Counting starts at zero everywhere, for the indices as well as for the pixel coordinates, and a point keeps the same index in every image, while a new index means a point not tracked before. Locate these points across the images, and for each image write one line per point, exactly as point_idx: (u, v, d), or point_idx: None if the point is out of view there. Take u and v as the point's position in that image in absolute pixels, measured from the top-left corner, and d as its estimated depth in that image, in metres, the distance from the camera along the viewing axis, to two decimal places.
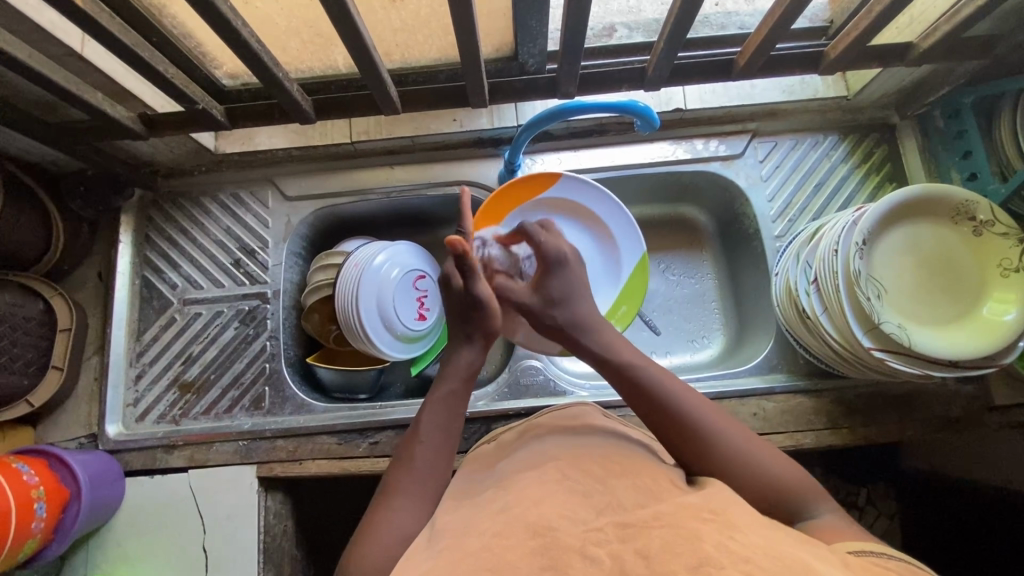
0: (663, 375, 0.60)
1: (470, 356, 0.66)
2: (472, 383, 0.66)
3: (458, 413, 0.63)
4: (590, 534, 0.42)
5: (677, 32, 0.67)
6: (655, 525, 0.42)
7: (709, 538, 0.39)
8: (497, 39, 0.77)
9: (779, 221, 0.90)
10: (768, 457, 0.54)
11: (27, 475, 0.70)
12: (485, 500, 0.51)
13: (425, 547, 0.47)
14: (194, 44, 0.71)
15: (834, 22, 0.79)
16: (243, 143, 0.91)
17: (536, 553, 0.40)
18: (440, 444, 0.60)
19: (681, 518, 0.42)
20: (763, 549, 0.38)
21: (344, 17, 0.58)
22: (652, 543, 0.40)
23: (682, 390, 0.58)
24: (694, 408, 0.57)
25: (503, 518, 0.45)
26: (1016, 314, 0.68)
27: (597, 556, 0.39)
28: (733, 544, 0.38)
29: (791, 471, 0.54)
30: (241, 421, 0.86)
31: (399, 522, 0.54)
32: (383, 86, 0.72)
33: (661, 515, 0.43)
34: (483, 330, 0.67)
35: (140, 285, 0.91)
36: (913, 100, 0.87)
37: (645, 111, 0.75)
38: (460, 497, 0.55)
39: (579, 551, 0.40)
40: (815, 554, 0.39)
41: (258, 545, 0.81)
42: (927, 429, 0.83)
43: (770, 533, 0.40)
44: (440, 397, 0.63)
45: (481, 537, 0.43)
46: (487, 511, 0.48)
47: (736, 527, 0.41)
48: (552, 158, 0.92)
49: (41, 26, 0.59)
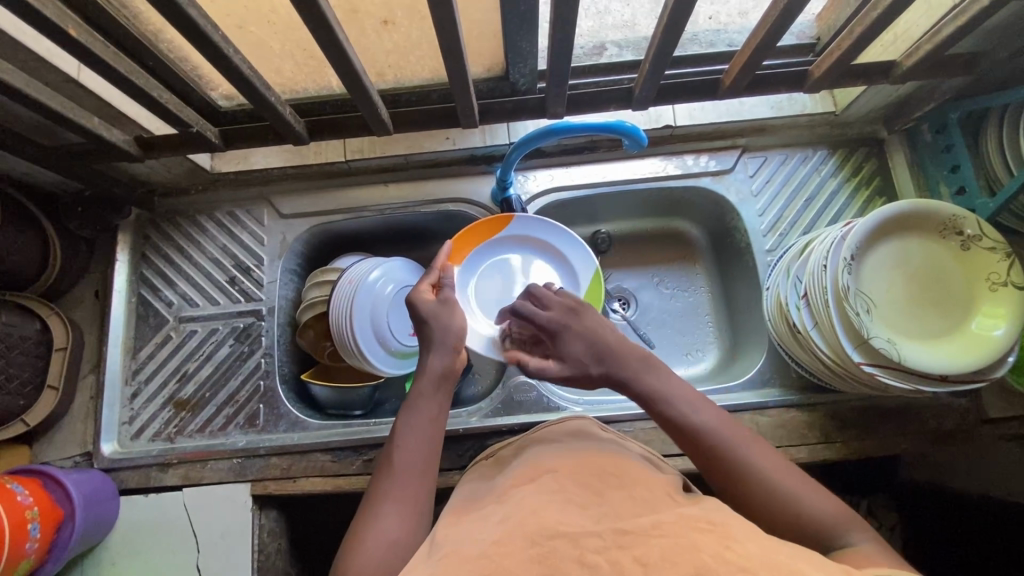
0: (705, 408, 0.59)
1: (439, 358, 0.67)
2: (447, 385, 0.66)
3: (432, 413, 0.63)
4: (588, 540, 0.43)
5: (663, 51, 0.68)
6: (653, 533, 0.42)
7: (708, 548, 0.40)
8: (487, 60, 0.78)
9: (770, 235, 0.91)
10: (815, 500, 0.53)
11: (21, 495, 0.70)
12: (477, 514, 0.52)
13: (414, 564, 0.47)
14: (190, 67, 0.72)
15: (820, 39, 0.80)
16: (238, 161, 0.92)
17: (536, 560, 0.41)
18: (418, 446, 0.61)
19: (675, 529, 0.42)
20: (760, 560, 0.38)
21: (333, 42, 0.59)
22: (651, 549, 0.41)
23: (722, 424, 0.58)
24: (733, 442, 0.56)
25: (502, 527, 0.46)
26: (1006, 330, 0.68)
27: (595, 562, 0.41)
28: (730, 554, 0.39)
29: (837, 509, 0.52)
30: (235, 438, 0.87)
31: (383, 529, 0.54)
32: (374, 108, 0.73)
33: (661, 524, 0.43)
34: (445, 331, 0.68)
35: (137, 303, 0.92)
36: (900, 116, 0.88)
37: (632, 132, 0.76)
38: (461, 509, 0.55)
39: (576, 559, 0.41)
40: (805, 564, 0.39)
41: (252, 563, 0.81)
42: (921, 443, 0.82)
43: (768, 544, 0.40)
44: (412, 402, 0.64)
45: (470, 555, 0.44)
46: (483, 523, 0.48)
47: (733, 538, 0.41)
48: (545, 175, 0.93)
49: (38, 53, 0.61)
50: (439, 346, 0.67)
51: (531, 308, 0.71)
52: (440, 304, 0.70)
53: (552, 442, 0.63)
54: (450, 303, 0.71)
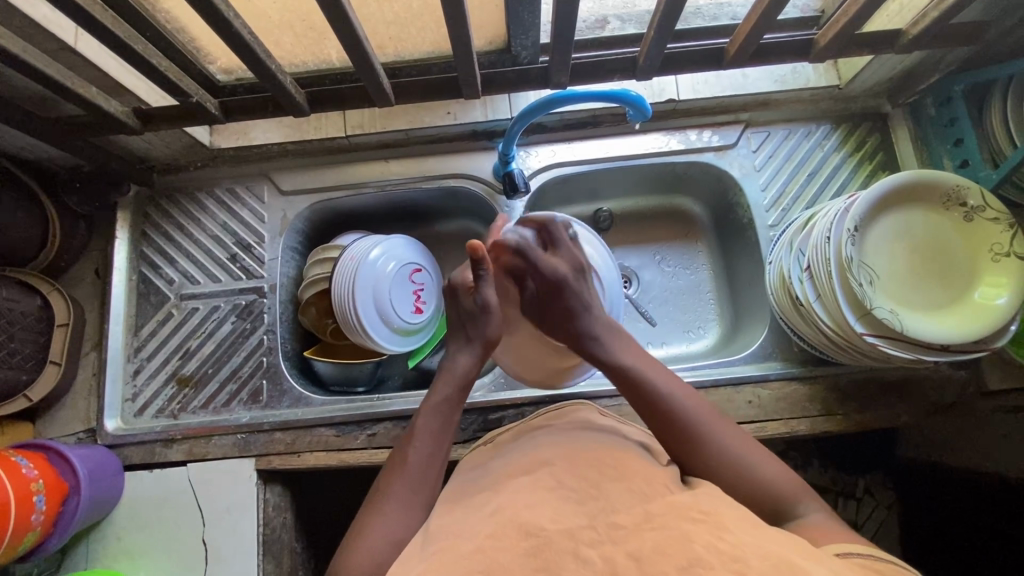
0: (666, 377, 0.62)
1: (469, 361, 0.69)
2: (466, 391, 0.68)
3: (450, 420, 0.65)
4: (582, 533, 0.44)
5: (667, 19, 0.67)
6: (646, 527, 0.44)
7: (700, 540, 0.41)
8: (489, 31, 0.78)
9: (773, 210, 0.91)
10: (766, 467, 0.56)
11: (26, 468, 0.70)
12: (480, 501, 0.52)
13: (419, 548, 0.48)
14: (187, 38, 0.71)
15: (825, 12, 0.79)
16: (238, 136, 0.91)
17: (528, 554, 0.42)
18: (431, 451, 0.62)
19: (673, 519, 0.43)
20: (754, 547, 0.40)
21: (335, 7, 0.58)
22: (643, 544, 0.42)
23: (693, 400, 0.60)
24: (695, 413, 0.59)
25: (494, 520, 0.47)
26: (1008, 298, 0.68)
27: (588, 556, 0.42)
28: (722, 544, 0.40)
29: (786, 479, 0.56)
30: (239, 414, 0.87)
31: (389, 529, 0.56)
32: (376, 78, 0.73)
33: (653, 516, 0.45)
34: (483, 337, 0.70)
35: (137, 281, 0.92)
36: (904, 90, 0.88)
37: (637, 101, 0.75)
38: (452, 501, 0.56)
39: (572, 551, 0.42)
40: (806, 555, 0.40)
41: (258, 537, 0.81)
42: (921, 414, 0.83)
43: (766, 536, 0.42)
44: (435, 403, 0.65)
45: (473, 542, 0.45)
46: (477, 513, 0.50)
47: (726, 528, 0.42)
48: (547, 150, 0.93)
49: (35, 20, 0.60)
50: (472, 348, 0.70)
51: (555, 287, 0.67)
52: (478, 307, 0.70)
53: (561, 426, 0.63)
54: (489, 309, 0.70)
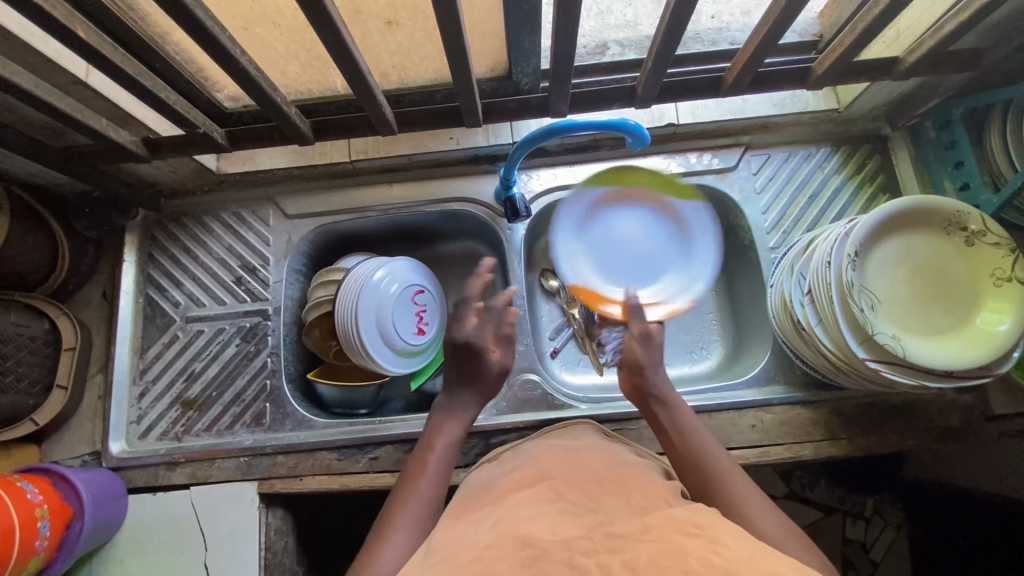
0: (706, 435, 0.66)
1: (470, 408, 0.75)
2: (466, 429, 0.74)
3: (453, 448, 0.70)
4: (578, 543, 0.44)
5: (665, 50, 0.68)
6: (644, 537, 0.44)
7: (694, 552, 0.41)
8: (491, 59, 0.79)
9: (774, 232, 0.91)
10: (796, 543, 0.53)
11: (30, 493, 0.71)
12: (481, 515, 0.52)
13: (421, 559, 0.48)
14: (194, 69, 0.73)
15: (823, 37, 0.80)
16: (244, 163, 0.93)
17: (526, 564, 0.42)
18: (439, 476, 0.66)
19: (668, 532, 0.44)
20: (746, 561, 0.40)
21: (337, 42, 0.60)
22: (638, 555, 0.42)
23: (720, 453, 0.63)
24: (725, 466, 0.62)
25: (499, 529, 0.47)
26: (1010, 325, 0.68)
27: (584, 565, 0.42)
28: (717, 558, 0.40)
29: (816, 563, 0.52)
30: (241, 437, 0.87)
31: (393, 551, 0.56)
32: (379, 108, 0.74)
33: (650, 527, 0.45)
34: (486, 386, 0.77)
35: (144, 303, 0.93)
36: (903, 113, 0.88)
37: (636, 129, 0.76)
38: (455, 515, 0.55)
39: (566, 561, 0.42)
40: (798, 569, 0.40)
41: (258, 561, 0.81)
42: (927, 439, 0.82)
43: (761, 549, 0.41)
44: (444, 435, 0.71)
45: (474, 552, 0.45)
46: (478, 525, 0.50)
47: (722, 542, 0.42)
48: (548, 174, 0.94)
49: (46, 55, 0.61)
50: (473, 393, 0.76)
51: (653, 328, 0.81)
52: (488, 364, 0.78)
53: (560, 443, 0.64)
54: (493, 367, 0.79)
